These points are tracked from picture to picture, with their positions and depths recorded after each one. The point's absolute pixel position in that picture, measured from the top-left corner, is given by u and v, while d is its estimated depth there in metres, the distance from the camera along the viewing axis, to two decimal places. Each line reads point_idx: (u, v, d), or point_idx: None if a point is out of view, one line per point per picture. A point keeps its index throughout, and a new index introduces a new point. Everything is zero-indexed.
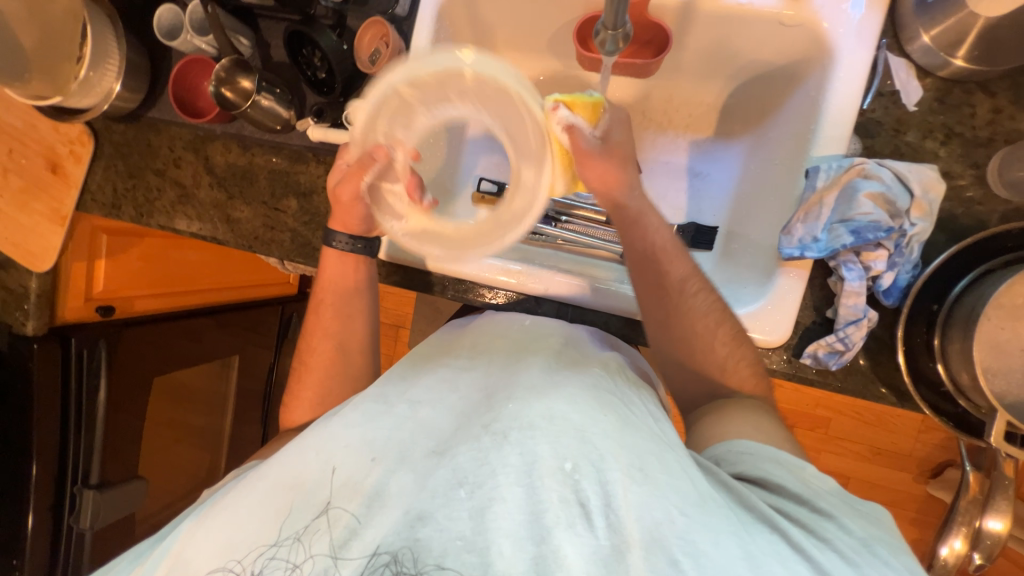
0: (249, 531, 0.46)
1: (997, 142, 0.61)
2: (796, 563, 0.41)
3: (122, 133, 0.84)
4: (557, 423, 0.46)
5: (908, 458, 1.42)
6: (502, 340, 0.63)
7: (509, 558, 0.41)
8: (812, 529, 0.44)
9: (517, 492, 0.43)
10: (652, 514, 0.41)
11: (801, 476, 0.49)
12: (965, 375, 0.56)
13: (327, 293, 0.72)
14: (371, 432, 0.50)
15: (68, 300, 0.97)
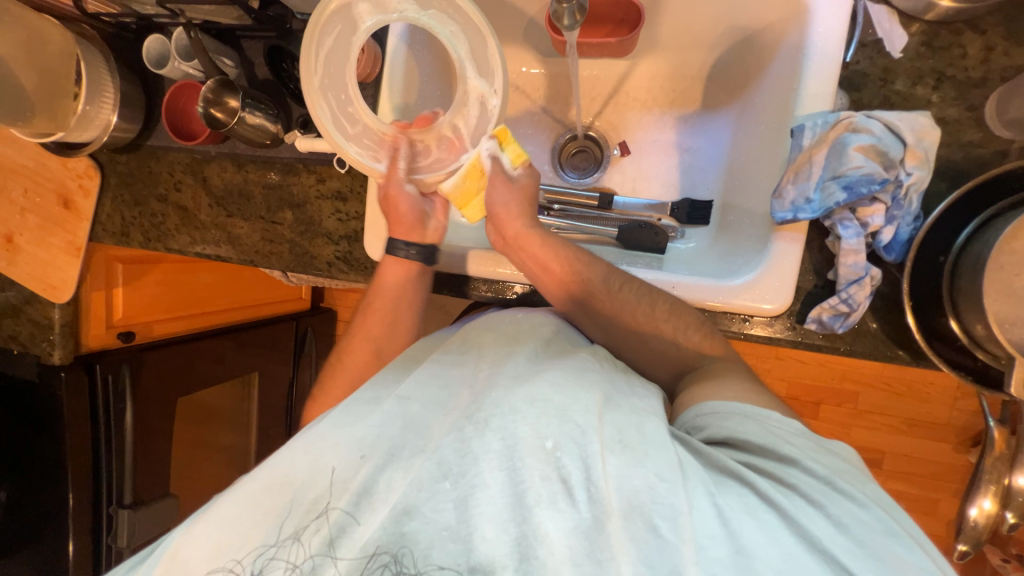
0: (245, 532, 0.47)
1: (992, 81, 0.58)
2: (765, 515, 0.42)
3: (125, 164, 0.88)
4: (538, 405, 0.47)
5: (944, 427, 1.36)
6: (490, 335, 0.62)
7: (493, 541, 0.42)
8: (779, 479, 0.45)
9: (500, 476, 0.44)
10: (630, 483, 0.43)
11: (766, 424, 0.50)
12: (980, 326, 0.53)
13: (380, 299, 0.72)
14: (360, 429, 0.50)
15: (90, 329, 1.02)
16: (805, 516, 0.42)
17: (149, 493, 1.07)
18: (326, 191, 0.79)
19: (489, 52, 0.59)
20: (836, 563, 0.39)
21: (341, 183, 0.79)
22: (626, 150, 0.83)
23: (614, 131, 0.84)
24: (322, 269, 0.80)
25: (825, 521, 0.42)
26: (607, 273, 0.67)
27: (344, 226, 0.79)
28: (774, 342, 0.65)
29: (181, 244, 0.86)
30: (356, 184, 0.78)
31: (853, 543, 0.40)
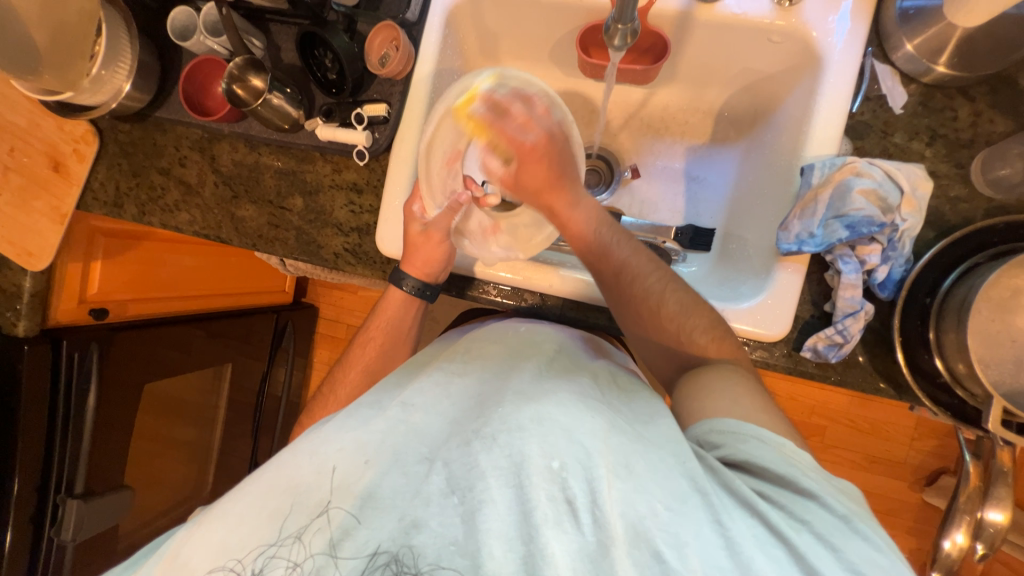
0: (250, 526, 0.46)
1: (978, 143, 0.64)
2: (773, 547, 0.41)
3: (127, 133, 0.85)
4: (545, 425, 0.47)
5: (902, 465, 1.43)
6: (494, 347, 0.64)
7: (499, 559, 0.41)
8: (790, 512, 0.44)
9: (506, 493, 0.44)
10: (637, 510, 0.42)
11: (782, 453, 0.48)
12: (962, 364, 0.57)
13: (379, 333, 0.77)
14: (365, 435, 0.49)
15: (62, 300, 0.97)
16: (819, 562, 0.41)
17: (102, 484, 1.00)
18: (340, 182, 0.78)
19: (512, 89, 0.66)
20: None
21: (357, 175, 0.78)
22: (636, 174, 0.86)
23: (627, 155, 0.88)
24: (328, 259, 0.79)
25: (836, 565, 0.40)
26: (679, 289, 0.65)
27: (356, 218, 0.78)
28: (770, 367, 0.67)
29: (178, 222, 0.83)
30: (373, 178, 0.77)
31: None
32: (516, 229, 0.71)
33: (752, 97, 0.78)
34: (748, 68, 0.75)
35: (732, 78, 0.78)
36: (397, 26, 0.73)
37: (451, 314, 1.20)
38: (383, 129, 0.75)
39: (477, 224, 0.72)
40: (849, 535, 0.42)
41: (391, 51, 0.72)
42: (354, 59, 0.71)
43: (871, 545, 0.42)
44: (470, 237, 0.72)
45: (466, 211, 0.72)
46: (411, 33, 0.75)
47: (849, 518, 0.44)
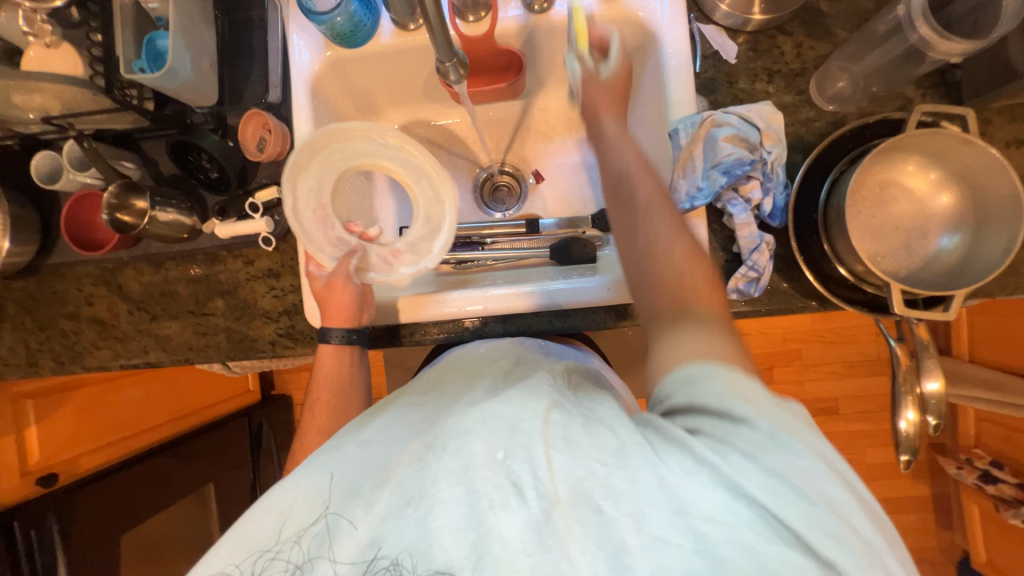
0: (221, 556, 0.47)
1: (809, 69, 0.71)
2: (701, 476, 0.39)
3: (23, 289, 0.81)
4: (488, 421, 0.46)
5: (877, 360, 1.51)
6: (453, 373, 0.64)
7: (451, 550, 0.42)
8: (739, 439, 0.40)
9: (456, 492, 0.43)
10: (577, 474, 0.42)
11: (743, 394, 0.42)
12: (858, 264, 0.62)
13: (323, 389, 0.71)
14: (321, 475, 0.49)
15: (0, 483, 0.91)
16: (786, 514, 0.37)
17: None
18: (256, 272, 0.78)
19: (345, 138, 0.66)
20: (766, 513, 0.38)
21: (270, 260, 0.78)
22: (540, 178, 0.91)
23: (526, 163, 0.92)
24: (265, 349, 0.77)
25: (807, 509, 0.37)
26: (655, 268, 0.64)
27: (281, 301, 0.77)
28: None
29: (102, 360, 0.80)
30: (287, 259, 0.78)
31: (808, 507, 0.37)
32: (415, 245, 0.71)
33: None
34: None
35: None
36: (263, 111, 0.74)
37: (420, 359, 1.20)
38: (281, 210, 0.75)
39: (377, 257, 0.72)
40: (805, 467, 0.39)
41: (265, 135, 0.73)
42: (230, 153, 0.73)
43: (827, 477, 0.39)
44: (373, 271, 0.71)
45: (361, 251, 0.71)
46: (281, 113, 0.77)
47: (800, 446, 0.40)
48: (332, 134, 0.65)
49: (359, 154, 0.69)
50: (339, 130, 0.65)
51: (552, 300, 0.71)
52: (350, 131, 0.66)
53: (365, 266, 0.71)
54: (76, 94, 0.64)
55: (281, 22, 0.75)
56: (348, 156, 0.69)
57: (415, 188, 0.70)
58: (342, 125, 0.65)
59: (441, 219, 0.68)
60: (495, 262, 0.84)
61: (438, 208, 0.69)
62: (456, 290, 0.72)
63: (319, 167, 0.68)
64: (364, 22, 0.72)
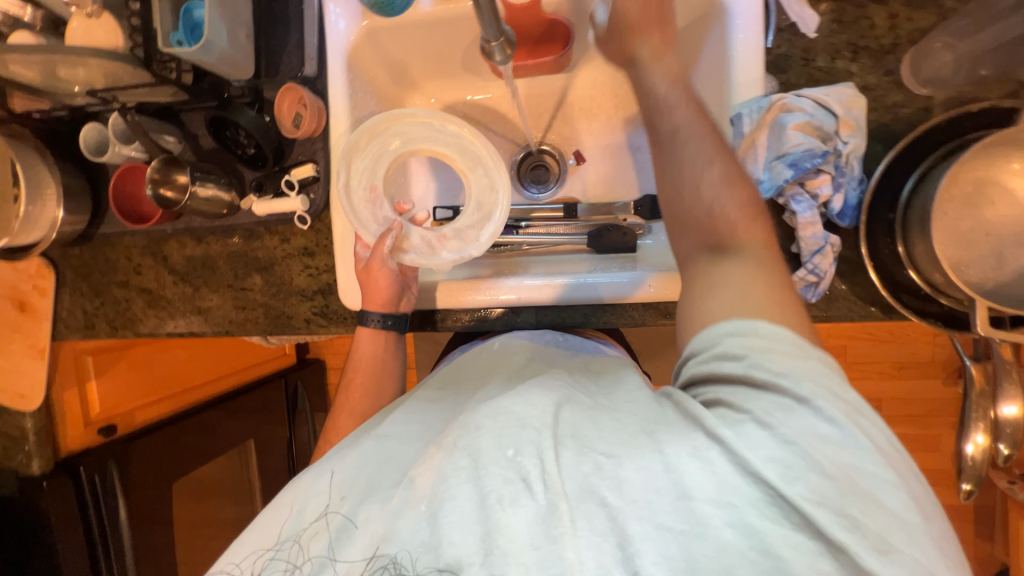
0: (252, 541, 0.50)
1: (902, 45, 0.61)
2: (708, 450, 0.38)
3: (79, 256, 0.85)
4: (499, 418, 0.45)
5: (930, 363, 1.41)
6: (468, 370, 0.66)
7: (459, 546, 0.41)
8: (762, 411, 0.38)
9: (465, 489, 0.43)
10: (584, 471, 0.41)
11: (772, 355, 0.40)
12: (938, 275, 0.56)
13: (359, 372, 0.74)
14: (343, 468, 0.51)
15: (67, 431, 0.98)
16: (795, 488, 0.35)
17: None
18: (292, 250, 0.78)
19: (405, 123, 0.70)
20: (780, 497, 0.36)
21: (305, 239, 0.78)
22: (581, 159, 0.85)
23: (567, 143, 0.86)
24: (301, 327, 0.79)
25: (823, 494, 0.35)
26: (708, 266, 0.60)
27: (316, 280, 0.78)
28: None
29: (151, 327, 0.84)
30: (321, 239, 0.77)
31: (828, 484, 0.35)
32: (461, 232, 0.71)
33: None
34: None
35: None
36: (300, 86, 0.71)
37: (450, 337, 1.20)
38: (317, 188, 0.74)
39: (418, 240, 0.71)
40: (831, 442, 0.36)
41: (300, 111, 0.70)
42: (267, 129, 0.71)
43: (853, 450, 0.36)
44: (413, 252, 0.70)
45: (402, 231, 0.70)
46: (316, 87, 0.74)
47: (831, 417, 0.37)
48: (393, 118, 0.70)
49: (414, 141, 0.71)
50: (402, 114, 0.70)
51: (589, 293, 0.68)
52: (413, 115, 0.70)
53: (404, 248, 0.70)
54: (119, 68, 0.63)
55: None
56: (405, 141, 0.71)
57: (469, 177, 0.72)
58: (407, 111, 0.70)
59: (492, 206, 0.70)
60: (530, 247, 0.81)
61: (491, 194, 0.70)
62: (508, 278, 0.70)
63: (377, 148, 0.70)
64: None
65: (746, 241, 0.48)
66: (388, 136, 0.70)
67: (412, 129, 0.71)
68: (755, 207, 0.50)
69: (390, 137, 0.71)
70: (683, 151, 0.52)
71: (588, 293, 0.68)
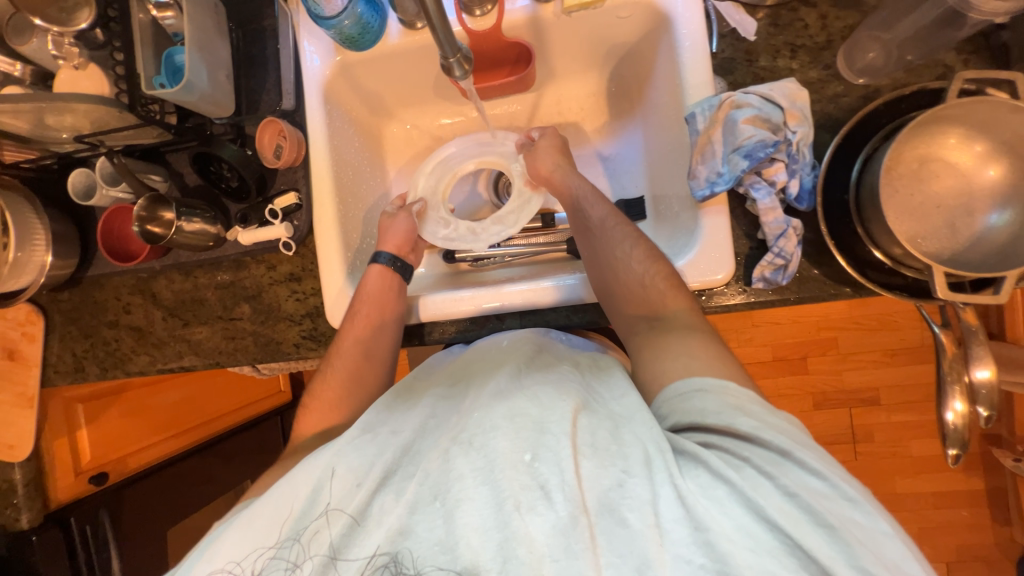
0: (256, 533, 0.52)
1: (835, 41, 0.67)
2: (717, 489, 0.43)
3: (69, 300, 0.86)
4: (516, 420, 0.50)
5: (921, 348, 1.43)
6: (479, 363, 0.64)
7: (476, 549, 0.45)
8: (764, 467, 0.44)
9: (480, 492, 0.47)
10: (602, 482, 0.45)
11: (771, 424, 0.47)
12: (897, 247, 0.58)
13: (365, 303, 0.72)
14: (358, 460, 0.53)
15: (57, 479, 0.96)
16: (807, 539, 0.40)
17: None
18: (278, 277, 0.80)
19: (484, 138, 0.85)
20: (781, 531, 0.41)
21: (292, 265, 0.80)
22: None
23: None
24: (291, 352, 0.79)
25: (829, 545, 0.40)
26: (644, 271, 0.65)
27: (304, 304, 0.79)
28: (732, 308, 0.69)
29: (141, 365, 0.84)
30: (307, 263, 0.79)
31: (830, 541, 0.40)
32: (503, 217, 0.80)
33: (627, 67, 0.81)
34: (612, 44, 0.78)
35: (604, 57, 0.81)
36: (279, 119, 0.75)
37: None
38: (300, 215, 0.77)
39: (465, 232, 0.81)
40: (826, 499, 0.42)
41: (281, 143, 0.74)
42: (249, 161, 0.74)
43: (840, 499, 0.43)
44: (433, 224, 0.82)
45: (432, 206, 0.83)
46: (295, 119, 0.78)
47: (822, 474, 0.44)
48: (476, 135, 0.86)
49: (479, 151, 0.85)
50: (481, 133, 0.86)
51: (570, 295, 0.70)
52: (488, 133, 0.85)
53: (451, 235, 0.81)
54: (103, 112, 0.66)
55: (292, 30, 0.76)
56: (472, 150, 0.85)
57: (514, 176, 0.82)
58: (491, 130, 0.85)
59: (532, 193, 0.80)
60: (511, 258, 0.83)
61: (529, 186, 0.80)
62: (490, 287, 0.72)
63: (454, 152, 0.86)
64: (371, 23, 0.72)
65: (660, 296, 0.63)
66: (464, 145, 0.86)
67: (483, 143, 0.85)
68: (669, 269, 0.64)
69: (465, 146, 0.85)
70: (610, 234, 0.68)
71: (569, 295, 0.70)
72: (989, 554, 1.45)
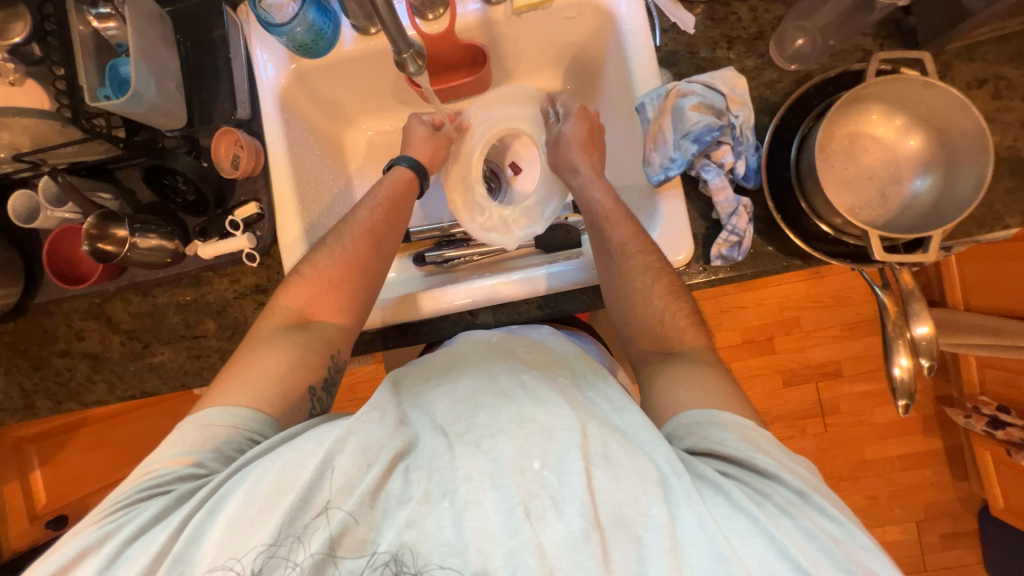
0: (247, 527, 0.46)
1: (767, 32, 0.72)
2: (734, 517, 0.45)
3: (14, 330, 0.81)
4: (525, 426, 0.48)
5: (875, 319, 1.52)
6: (470, 356, 0.62)
7: (488, 554, 0.42)
8: (782, 505, 0.46)
9: (491, 498, 0.44)
10: (618, 496, 0.45)
11: (787, 465, 0.50)
12: (837, 217, 0.62)
13: (383, 203, 0.74)
14: (362, 443, 0.48)
15: (10, 529, 0.92)
16: (816, 568, 0.42)
17: None
18: (243, 289, 0.78)
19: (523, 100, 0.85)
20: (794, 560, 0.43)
21: (257, 277, 0.78)
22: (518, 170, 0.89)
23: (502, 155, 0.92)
24: None
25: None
26: (641, 271, 0.65)
27: None
28: (694, 287, 0.72)
29: (99, 394, 0.80)
30: (273, 273, 0.78)
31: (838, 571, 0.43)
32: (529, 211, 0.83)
33: (579, 65, 0.85)
34: (563, 43, 0.81)
35: (557, 56, 0.84)
36: (234, 129, 0.74)
37: None
38: (262, 225, 0.75)
39: (496, 221, 0.82)
40: (831, 534, 0.45)
41: (239, 153, 0.73)
42: (206, 173, 0.73)
43: (846, 536, 0.46)
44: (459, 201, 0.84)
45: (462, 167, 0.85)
46: (251, 129, 0.77)
47: (833, 515, 0.47)
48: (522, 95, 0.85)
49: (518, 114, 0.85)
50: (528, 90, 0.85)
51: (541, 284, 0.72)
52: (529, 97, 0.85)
53: (487, 223, 0.82)
54: (43, 126, 0.64)
55: (243, 39, 0.76)
56: (509, 113, 0.85)
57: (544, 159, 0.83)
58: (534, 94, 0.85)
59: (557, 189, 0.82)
60: (481, 256, 0.84)
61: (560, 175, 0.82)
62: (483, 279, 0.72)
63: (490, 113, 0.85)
64: (325, 29, 0.72)
65: (659, 310, 0.64)
66: (504, 101, 0.85)
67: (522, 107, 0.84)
68: (659, 266, 0.65)
69: (504, 102, 0.85)
70: (611, 227, 0.69)
71: (540, 284, 0.72)
72: (953, 509, 1.54)
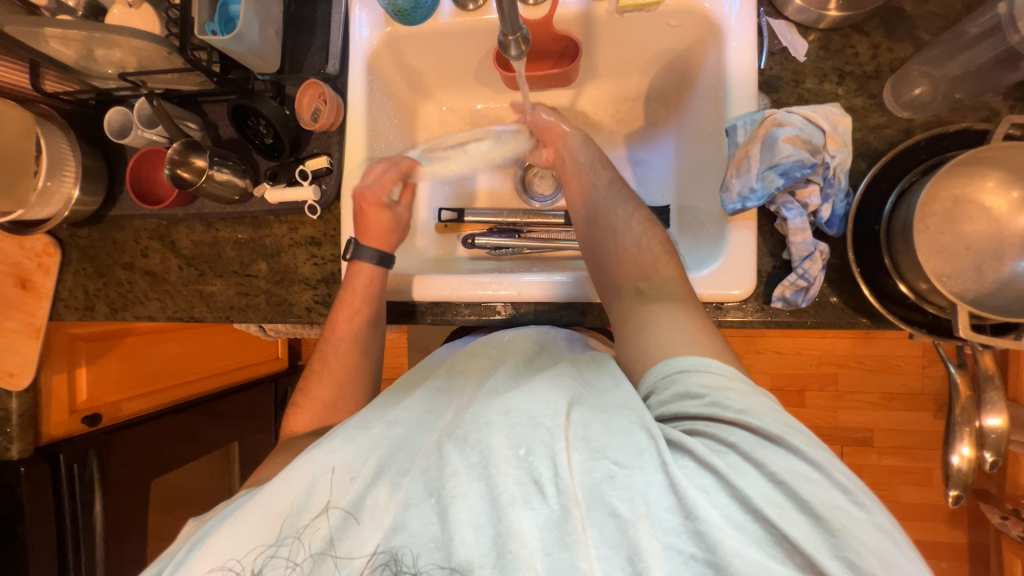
0: (247, 532, 0.48)
1: (884, 72, 0.67)
2: (702, 477, 0.42)
3: (87, 237, 0.86)
4: (511, 416, 0.47)
5: (922, 396, 1.42)
6: (478, 360, 0.63)
7: (471, 544, 0.42)
8: (750, 455, 0.42)
9: (476, 487, 0.44)
10: (595, 475, 0.43)
11: (766, 412, 0.45)
12: (923, 283, 0.58)
13: (353, 302, 0.73)
14: (354, 452, 0.50)
15: (52, 418, 0.96)
16: (790, 528, 0.39)
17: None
18: (299, 239, 0.80)
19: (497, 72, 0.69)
20: (765, 520, 0.40)
21: (314, 229, 0.80)
22: None
23: None
24: (302, 315, 0.80)
25: (816, 536, 0.39)
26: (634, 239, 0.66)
27: (321, 270, 0.79)
28: (747, 325, 0.68)
29: (151, 310, 0.84)
30: (329, 229, 0.79)
31: (813, 525, 0.39)
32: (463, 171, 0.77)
33: (670, 75, 0.82)
34: (659, 49, 0.78)
35: (649, 61, 0.81)
36: (321, 82, 0.75)
37: None
38: (329, 179, 0.77)
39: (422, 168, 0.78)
40: (811, 484, 0.41)
41: (320, 106, 0.75)
42: (286, 120, 0.74)
43: (838, 492, 0.41)
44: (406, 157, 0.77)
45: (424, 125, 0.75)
46: (336, 85, 0.78)
47: (819, 465, 0.42)
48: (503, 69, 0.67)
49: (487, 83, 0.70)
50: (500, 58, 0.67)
51: (588, 291, 0.70)
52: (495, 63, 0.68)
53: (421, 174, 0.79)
54: (151, 50, 0.67)
55: None
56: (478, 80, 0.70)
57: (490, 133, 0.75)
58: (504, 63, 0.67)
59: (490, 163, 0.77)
60: (530, 250, 0.84)
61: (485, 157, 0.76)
62: (528, 274, 0.71)
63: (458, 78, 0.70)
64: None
65: (663, 277, 0.61)
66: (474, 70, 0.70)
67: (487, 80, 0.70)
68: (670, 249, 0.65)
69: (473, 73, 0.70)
70: (612, 205, 0.70)
71: (587, 291, 0.71)
72: None
